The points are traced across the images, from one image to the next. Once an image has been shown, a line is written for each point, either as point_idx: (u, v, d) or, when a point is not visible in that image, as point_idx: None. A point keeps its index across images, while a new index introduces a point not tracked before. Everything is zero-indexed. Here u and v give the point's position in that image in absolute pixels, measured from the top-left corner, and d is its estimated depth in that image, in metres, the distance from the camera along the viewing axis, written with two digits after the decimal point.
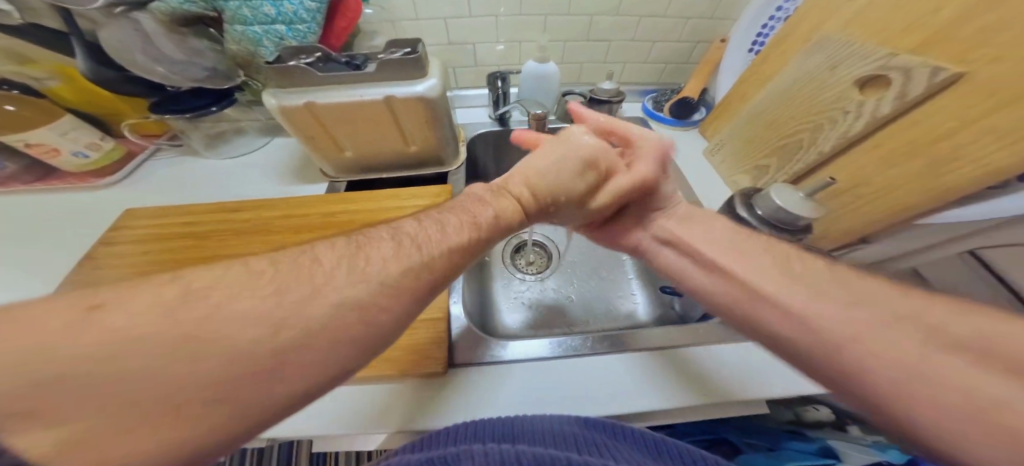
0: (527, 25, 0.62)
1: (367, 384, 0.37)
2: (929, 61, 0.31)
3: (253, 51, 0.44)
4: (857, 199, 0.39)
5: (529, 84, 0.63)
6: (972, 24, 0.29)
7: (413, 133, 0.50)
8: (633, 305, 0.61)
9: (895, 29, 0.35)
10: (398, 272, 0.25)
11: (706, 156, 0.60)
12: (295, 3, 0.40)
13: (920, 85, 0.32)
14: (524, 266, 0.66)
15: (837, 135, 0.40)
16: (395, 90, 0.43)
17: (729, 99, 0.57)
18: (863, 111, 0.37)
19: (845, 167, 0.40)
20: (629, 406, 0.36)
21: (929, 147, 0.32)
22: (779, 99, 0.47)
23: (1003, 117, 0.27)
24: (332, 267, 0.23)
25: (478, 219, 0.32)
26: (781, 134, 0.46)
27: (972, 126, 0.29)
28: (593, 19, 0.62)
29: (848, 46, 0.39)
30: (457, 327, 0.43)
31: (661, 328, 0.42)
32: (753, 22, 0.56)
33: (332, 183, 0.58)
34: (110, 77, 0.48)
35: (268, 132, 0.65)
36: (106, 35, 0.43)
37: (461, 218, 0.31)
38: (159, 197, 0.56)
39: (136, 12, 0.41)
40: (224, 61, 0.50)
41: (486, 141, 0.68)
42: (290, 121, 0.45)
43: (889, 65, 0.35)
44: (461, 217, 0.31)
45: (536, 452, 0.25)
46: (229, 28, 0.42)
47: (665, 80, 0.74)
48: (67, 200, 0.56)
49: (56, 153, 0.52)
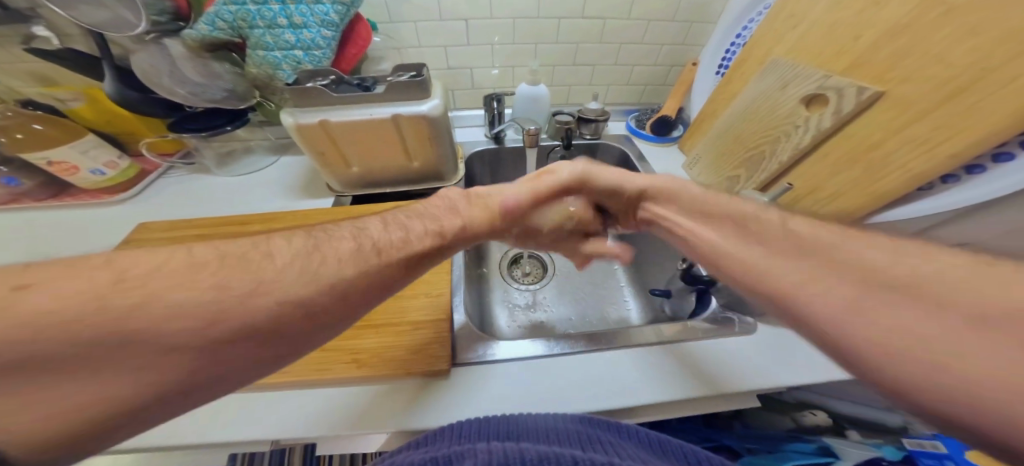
0: (520, 52, 0.69)
1: (373, 384, 0.39)
2: (855, 81, 0.38)
3: (271, 73, 0.48)
4: (816, 202, 0.44)
5: (522, 104, 0.69)
6: (884, 51, 0.36)
7: (415, 149, 0.54)
8: (625, 311, 0.64)
9: (827, 54, 0.41)
10: (358, 274, 0.26)
11: (685, 169, 0.65)
12: (313, 32, 0.45)
13: (851, 102, 0.38)
14: (520, 276, 0.70)
15: (791, 146, 0.45)
16: (400, 109, 0.47)
17: (702, 118, 0.63)
18: (810, 125, 0.42)
19: (802, 175, 0.45)
20: (625, 399, 0.38)
21: (865, 156, 0.38)
22: (740, 116, 0.53)
23: (922, 127, 0.33)
24: (312, 260, 0.25)
25: (444, 228, 0.34)
26: (748, 147, 0.52)
27: (897, 135, 0.35)
28: (578, 46, 0.69)
29: (792, 69, 0.45)
30: (459, 331, 0.45)
31: (652, 326, 0.45)
32: (718, 47, 0.63)
33: (337, 197, 0.61)
34: (132, 98, 0.51)
35: (276, 151, 0.69)
36: (138, 61, 0.48)
37: (427, 225, 0.34)
38: (171, 211, 0.58)
39: (166, 38, 0.47)
40: (242, 83, 0.54)
41: (483, 158, 0.73)
42: (304, 138, 0.49)
43: (826, 86, 0.41)
44: (427, 225, 0.34)
45: (540, 451, 0.26)
46: (252, 53, 0.47)
47: (645, 101, 0.81)
48: (79, 215, 0.58)
49: (75, 170, 0.55)
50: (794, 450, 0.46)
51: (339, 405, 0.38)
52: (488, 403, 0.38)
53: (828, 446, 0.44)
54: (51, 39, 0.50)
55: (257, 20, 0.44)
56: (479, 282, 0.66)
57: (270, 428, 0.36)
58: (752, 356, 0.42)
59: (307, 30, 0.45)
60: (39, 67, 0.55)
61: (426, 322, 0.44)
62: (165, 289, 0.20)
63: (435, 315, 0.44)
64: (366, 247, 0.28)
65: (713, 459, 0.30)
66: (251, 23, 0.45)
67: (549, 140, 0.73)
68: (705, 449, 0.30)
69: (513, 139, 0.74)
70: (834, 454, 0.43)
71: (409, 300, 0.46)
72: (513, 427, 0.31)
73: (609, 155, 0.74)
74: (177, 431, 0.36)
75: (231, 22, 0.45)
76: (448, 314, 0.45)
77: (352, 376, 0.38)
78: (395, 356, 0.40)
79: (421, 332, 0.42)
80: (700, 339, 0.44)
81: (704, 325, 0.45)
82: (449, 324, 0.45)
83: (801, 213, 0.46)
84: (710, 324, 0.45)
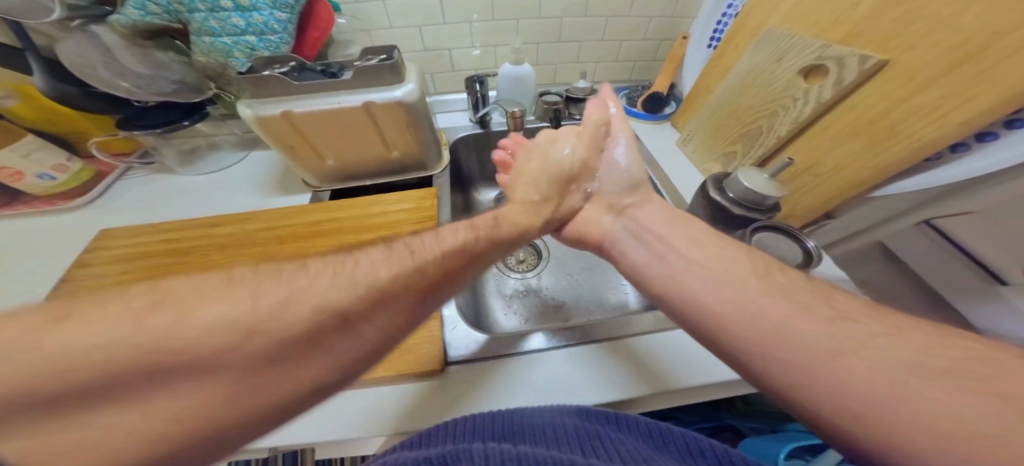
0: (500, 29, 0.64)
1: (367, 389, 0.38)
2: (856, 50, 0.35)
3: (222, 62, 0.44)
4: (816, 178, 0.42)
5: (506, 85, 0.65)
6: (889, 16, 0.33)
7: (393, 138, 0.51)
8: (623, 295, 0.63)
9: (826, 22, 0.39)
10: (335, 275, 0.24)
11: (679, 146, 0.62)
12: (264, 14, 0.40)
13: (853, 72, 0.36)
14: (514, 265, 0.68)
15: (790, 120, 0.43)
16: (372, 96, 0.44)
17: (695, 93, 0.60)
18: (810, 98, 0.40)
19: (801, 150, 0.43)
20: (630, 390, 0.37)
21: (869, 127, 0.36)
22: (736, 89, 0.50)
23: (929, 96, 0.31)
24: None
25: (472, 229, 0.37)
26: (744, 122, 0.49)
27: (903, 106, 0.33)
28: (562, 20, 0.64)
29: (789, 39, 0.43)
30: (452, 327, 0.43)
31: (652, 314, 0.44)
32: (709, 19, 0.59)
33: (315, 192, 0.57)
34: (71, 94, 0.47)
35: (245, 145, 0.65)
36: (64, 51, 0.43)
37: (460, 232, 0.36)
38: (137, 216, 0.54)
39: (93, 25, 0.42)
40: (192, 74, 0.49)
41: (468, 145, 0.69)
42: (268, 131, 0.45)
43: (824, 55, 0.38)
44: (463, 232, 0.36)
45: (535, 453, 0.24)
46: (196, 39, 0.42)
47: (636, 77, 0.77)
48: (36, 224, 0.54)
49: (20, 176, 0.51)
50: (795, 429, 0.46)
51: (331, 411, 0.36)
52: (484, 398, 0.37)
53: None
54: None
55: (197, 2, 0.39)
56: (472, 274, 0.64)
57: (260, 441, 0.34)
58: None
59: (257, 12, 0.40)
60: None
61: None
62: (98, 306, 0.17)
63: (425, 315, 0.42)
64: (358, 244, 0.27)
65: (717, 447, 0.29)
66: (191, 6, 0.40)
67: (537, 123, 0.69)
68: (708, 437, 0.29)
69: (499, 123, 0.70)
70: None
71: None
72: (510, 426, 0.30)
73: None
74: None
75: (166, 5, 0.41)
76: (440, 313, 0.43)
77: None
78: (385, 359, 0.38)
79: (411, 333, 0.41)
80: None
81: None
82: (441, 322, 0.43)
83: (802, 188, 0.44)
84: None
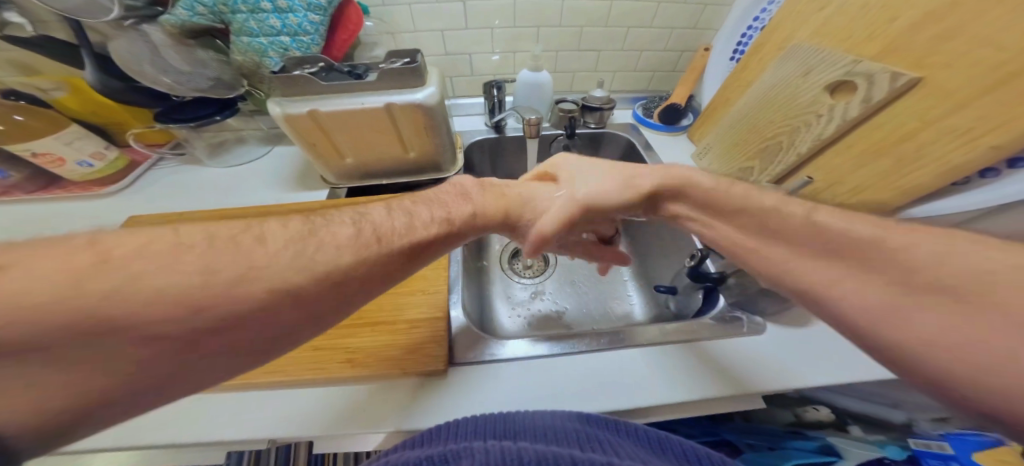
0: (522, 36, 0.65)
1: (370, 383, 0.38)
2: (888, 67, 0.35)
3: (258, 61, 0.45)
4: (838, 196, 0.41)
5: (523, 91, 0.66)
6: (925, 33, 0.33)
7: (410, 139, 0.52)
8: (629, 306, 0.62)
9: (858, 37, 0.38)
10: (353, 270, 0.25)
11: (694, 159, 0.62)
12: (299, 16, 0.42)
13: (882, 91, 0.35)
14: (521, 269, 0.68)
15: (812, 137, 0.42)
16: (395, 97, 0.45)
17: (715, 105, 0.60)
18: (834, 115, 0.39)
19: (821, 167, 0.42)
20: (633, 401, 0.37)
21: (896, 147, 0.35)
22: (758, 103, 0.50)
23: (963, 117, 0.30)
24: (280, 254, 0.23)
25: (453, 214, 0.33)
26: (764, 137, 0.49)
27: (934, 126, 0.32)
28: (582, 30, 0.65)
29: (817, 53, 0.42)
30: (457, 328, 0.44)
31: (658, 325, 0.43)
32: (732, 32, 0.59)
33: (331, 189, 0.59)
34: (116, 87, 0.49)
35: (268, 141, 0.67)
36: (115, 48, 0.46)
37: (434, 211, 0.33)
38: (162, 204, 0.57)
39: (144, 24, 0.45)
40: (229, 71, 0.51)
41: (482, 148, 0.70)
42: (293, 128, 0.47)
43: (854, 72, 0.38)
44: (435, 210, 0.33)
45: (539, 450, 0.24)
46: (236, 39, 0.44)
47: (653, 88, 0.77)
48: (69, 207, 0.57)
49: (60, 162, 0.53)
50: (796, 448, 0.44)
51: (333, 403, 0.37)
52: (484, 400, 0.37)
53: (830, 445, 0.44)
54: (25, 25, 0.47)
55: (239, 4, 0.42)
56: (479, 277, 0.64)
57: (263, 429, 0.35)
58: (765, 356, 0.40)
59: (293, 14, 0.42)
60: (20, 56, 0.53)
61: (422, 321, 0.42)
62: (145, 280, 0.18)
63: (432, 314, 0.43)
64: (366, 232, 0.27)
65: (713, 455, 0.28)
66: (234, 7, 0.42)
67: (551, 129, 0.70)
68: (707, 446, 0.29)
69: (514, 128, 0.71)
70: (837, 453, 0.43)
71: (406, 298, 0.45)
72: (513, 427, 0.30)
73: (613, 146, 0.71)
74: (162, 433, 0.34)
75: (212, 6, 0.43)
76: (446, 312, 0.43)
77: (346, 375, 0.37)
78: (390, 356, 0.39)
79: (417, 331, 0.41)
80: (710, 339, 0.41)
81: (711, 322, 0.43)
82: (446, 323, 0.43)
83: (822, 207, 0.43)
84: (716, 322, 0.43)
